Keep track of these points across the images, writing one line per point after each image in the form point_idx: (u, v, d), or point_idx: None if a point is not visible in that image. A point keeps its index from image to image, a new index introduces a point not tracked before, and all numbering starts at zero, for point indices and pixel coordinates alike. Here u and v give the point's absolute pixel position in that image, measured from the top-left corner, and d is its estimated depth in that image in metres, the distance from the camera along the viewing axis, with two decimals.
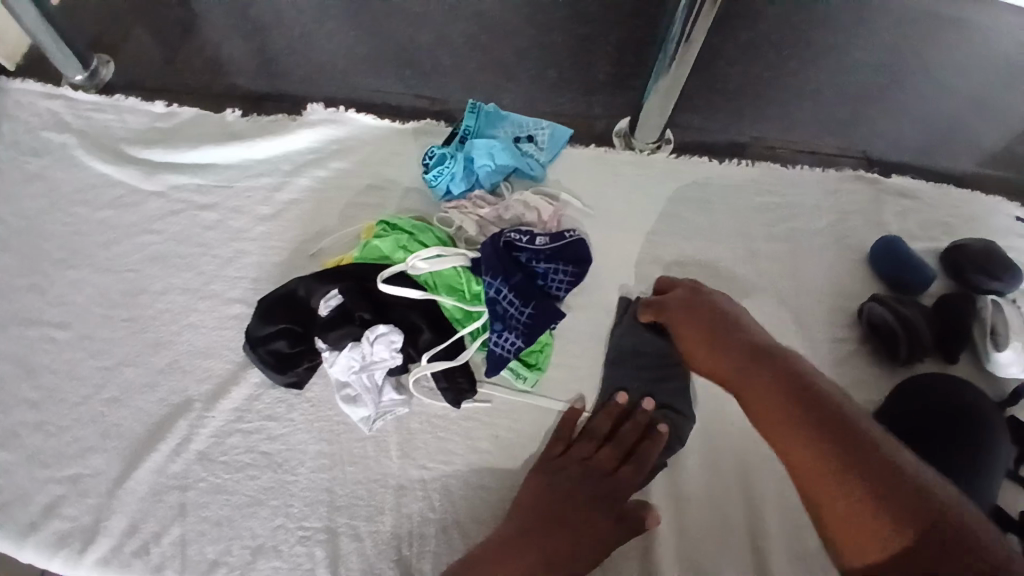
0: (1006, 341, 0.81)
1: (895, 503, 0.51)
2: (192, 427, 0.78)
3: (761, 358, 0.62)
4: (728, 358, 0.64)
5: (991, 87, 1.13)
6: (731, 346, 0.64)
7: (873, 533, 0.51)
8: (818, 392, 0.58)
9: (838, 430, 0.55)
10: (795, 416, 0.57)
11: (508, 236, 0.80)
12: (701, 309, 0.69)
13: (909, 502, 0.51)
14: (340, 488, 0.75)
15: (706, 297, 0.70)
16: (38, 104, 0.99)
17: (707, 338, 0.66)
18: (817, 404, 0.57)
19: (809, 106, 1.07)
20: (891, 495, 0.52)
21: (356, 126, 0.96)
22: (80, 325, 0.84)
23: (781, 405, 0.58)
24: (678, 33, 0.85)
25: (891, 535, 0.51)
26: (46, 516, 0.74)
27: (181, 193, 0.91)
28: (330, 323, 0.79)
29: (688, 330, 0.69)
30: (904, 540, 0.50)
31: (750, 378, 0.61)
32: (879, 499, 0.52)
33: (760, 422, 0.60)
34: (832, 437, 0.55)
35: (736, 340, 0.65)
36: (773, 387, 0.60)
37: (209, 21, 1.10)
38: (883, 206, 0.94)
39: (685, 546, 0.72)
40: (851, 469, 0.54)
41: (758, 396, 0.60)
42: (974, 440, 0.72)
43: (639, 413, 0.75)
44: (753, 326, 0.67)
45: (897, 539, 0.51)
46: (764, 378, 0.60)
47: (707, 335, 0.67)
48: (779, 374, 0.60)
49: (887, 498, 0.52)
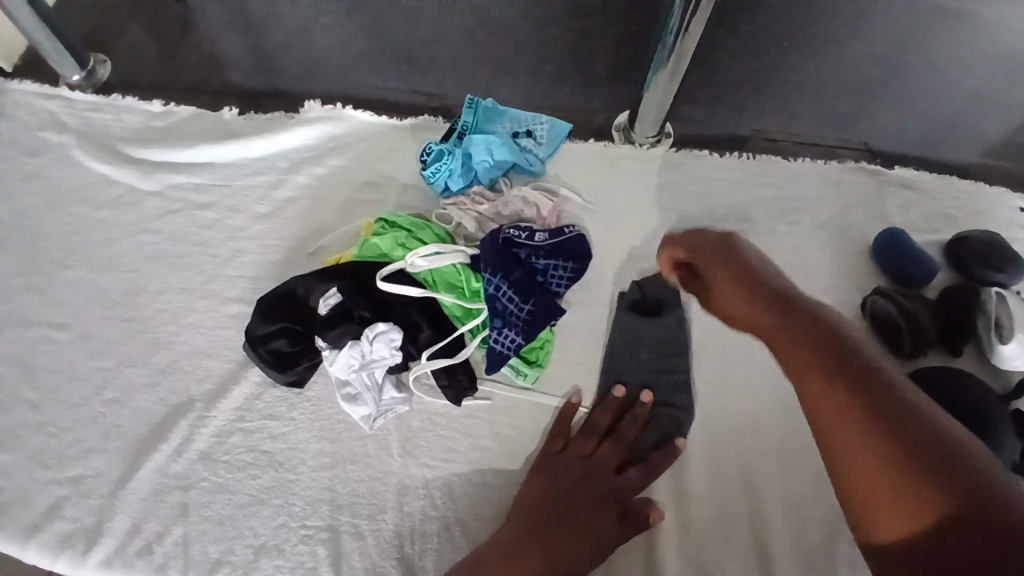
0: (1011, 334, 0.80)
1: (929, 464, 0.48)
2: (193, 427, 0.78)
3: (786, 311, 0.58)
4: (754, 315, 0.60)
5: (994, 77, 1.12)
6: (763, 296, 0.60)
7: (896, 493, 0.48)
8: (850, 347, 0.54)
9: (870, 386, 0.51)
10: (824, 370, 0.53)
11: (508, 232, 0.81)
12: (726, 263, 0.65)
13: (944, 462, 0.47)
14: (342, 486, 0.75)
15: (732, 248, 0.66)
16: (34, 104, 0.98)
17: (739, 286, 0.62)
18: (849, 359, 0.53)
19: (810, 98, 1.06)
20: (924, 455, 0.48)
21: (353, 122, 0.96)
22: (80, 325, 0.84)
23: (807, 364, 0.54)
24: (676, 25, 0.84)
25: (914, 496, 0.48)
26: (50, 517, 0.74)
27: (179, 192, 0.91)
28: (330, 321, 0.78)
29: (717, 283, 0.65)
30: (930, 503, 0.47)
31: (775, 336, 0.58)
32: (910, 459, 0.48)
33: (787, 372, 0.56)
34: (864, 393, 0.51)
35: (762, 292, 0.61)
36: (799, 345, 0.56)
37: (205, 18, 1.09)
38: (886, 198, 0.94)
39: (688, 542, 0.72)
40: (882, 427, 0.50)
41: (786, 346, 0.57)
42: (977, 433, 0.72)
43: (638, 407, 0.75)
44: (782, 278, 0.63)
45: (931, 506, 0.47)
46: (789, 336, 0.56)
47: (735, 288, 0.63)
48: (810, 326, 0.56)
49: (918, 458, 0.48)
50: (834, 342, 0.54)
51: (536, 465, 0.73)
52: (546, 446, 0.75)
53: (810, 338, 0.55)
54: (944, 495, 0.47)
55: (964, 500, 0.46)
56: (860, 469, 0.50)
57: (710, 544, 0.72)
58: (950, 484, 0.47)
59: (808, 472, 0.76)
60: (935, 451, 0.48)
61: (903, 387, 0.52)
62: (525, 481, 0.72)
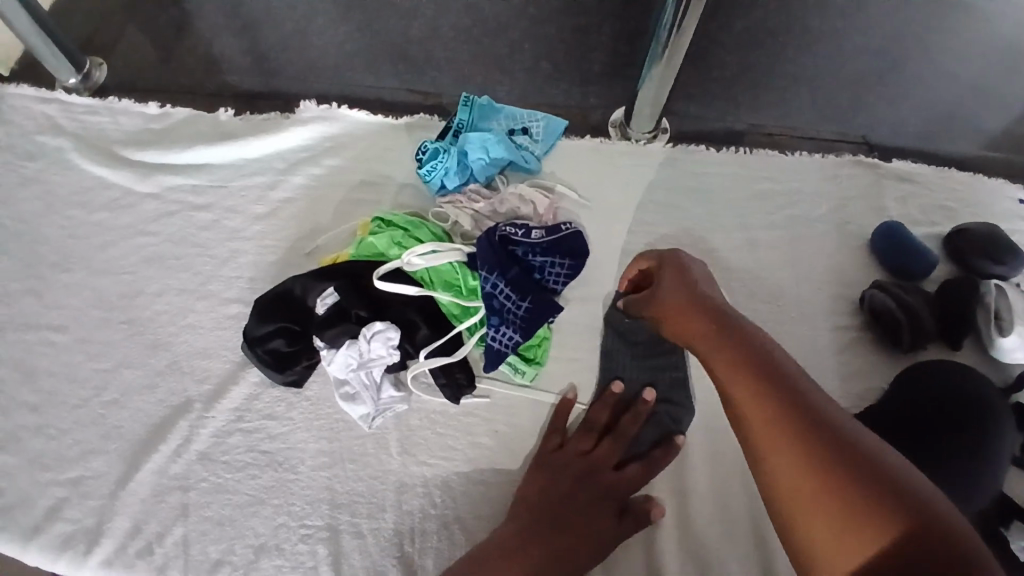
0: (1010, 326, 0.80)
1: (866, 485, 0.47)
2: (193, 427, 0.78)
3: (726, 329, 0.58)
4: (694, 334, 0.60)
5: (994, 67, 1.12)
6: (706, 318, 0.60)
7: (835, 518, 0.47)
8: (785, 369, 0.54)
9: (802, 409, 0.51)
10: (761, 390, 0.53)
11: (504, 230, 0.80)
12: (679, 283, 0.65)
13: (887, 481, 0.47)
14: (341, 485, 0.75)
15: (687, 272, 0.66)
16: (30, 107, 0.98)
17: (689, 305, 0.62)
18: (783, 381, 0.53)
19: (807, 91, 1.05)
20: (865, 475, 0.47)
21: (349, 122, 0.95)
22: (79, 328, 0.84)
23: (745, 386, 0.54)
24: (670, 21, 0.84)
25: (855, 521, 0.46)
26: (50, 518, 0.75)
27: (176, 194, 0.91)
28: (327, 321, 0.78)
29: (673, 300, 0.63)
30: (867, 524, 0.46)
31: (716, 357, 0.57)
32: (847, 481, 0.47)
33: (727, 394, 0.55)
34: (795, 415, 0.51)
35: (709, 308, 0.61)
36: (742, 367, 0.55)
37: (200, 21, 1.09)
38: (884, 190, 0.93)
39: (689, 538, 0.72)
40: (820, 445, 0.49)
41: (726, 368, 0.56)
42: (980, 426, 0.71)
43: (640, 405, 0.74)
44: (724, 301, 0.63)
45: (871, 530, 0.46)
46: (730, 357, 0.56)
47: (687, 305, 0.62)
48: (746, 347, 0.56)
49: (860, 477, 0.47)
50: (772, 362, 0.54)
51: (534, 462, 0.73)
52: (543, 445, 0.75)
53: (746, 357, 0.55)
54: (888, 515, 0.45)
55: (902, 520, 0.45)
56: (805, 492, 0.49)
57: (708, 539, 0.72)
58: (886, 504, 0.46)
59: None
60: (870, 471, 0.48)
61: (835, 410, 0.52)
62: (523, 479, 0.72)
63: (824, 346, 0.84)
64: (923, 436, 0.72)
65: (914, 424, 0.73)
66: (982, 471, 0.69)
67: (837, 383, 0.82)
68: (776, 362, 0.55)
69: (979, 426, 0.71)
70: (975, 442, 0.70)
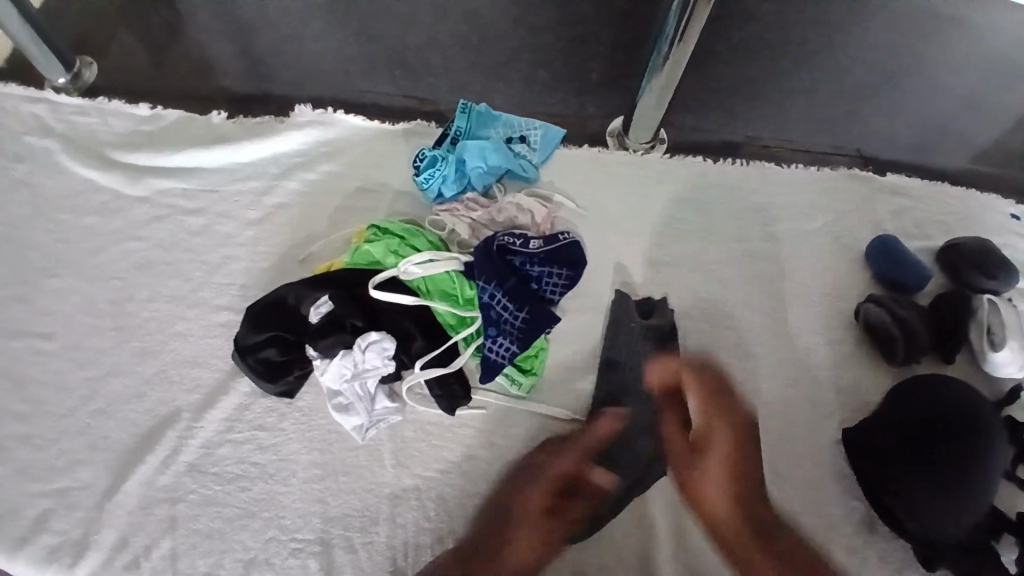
0: (1002, 341, 0.81)
1: None
2: (181, 438, 0.76)
3: (717, 465, 0.73)
4: (689, 463, 0.73)
5: (986, 83, 1.13)
6: (705, 455, 0.73)
7: None
8: (755, 504, 0.72)
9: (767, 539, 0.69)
10: (741, 519, 0.70)
11: (502, 239, 0.79)
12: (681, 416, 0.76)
13: None
14: (333, 499, 0.74)
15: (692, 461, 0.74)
16: (19, 107, 0.96)
17: (687, 440, 0.75)
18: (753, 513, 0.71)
19: (803, 105, 1.06)
20: None
21: (344, 127, 0.94)
22: (67, 334, 0.82)
23: (727, 514, 0.71)
24: (671, 33, 0.83)
25: None
26: (36, 530, 0.72)
27: (167, 198, 0.90)
28: (320, 331, 0.76)
29: (674, 425, 0.75)
30: None
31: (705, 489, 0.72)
32: None
33: (707, 517, 0.71)
34: (766, 543, 0.69)
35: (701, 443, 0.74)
36: (726, 499, 0.71)
37: (194, 22, 1.08)
38: (878, 205, 0.94)
39: (684, 548, 0.72)
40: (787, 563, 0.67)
41: (710, 497, 0.71)
42: (975, 440, 0.70)
43: (606, 419, 0.76)
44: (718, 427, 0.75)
45: None
46: (716, 492, 0.71)
47: (688, 439, 0.75)
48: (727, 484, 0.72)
49: None
50: (744, 496, 0.72)
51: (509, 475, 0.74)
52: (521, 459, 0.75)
53: (728, 491, 0.72)
54: None
55: None
56: None
57: (704, 546, 0.72)
58: None
59: (795, 480, 0.78)
60: None
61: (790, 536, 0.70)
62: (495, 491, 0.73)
63: (820, 359, 0.84)
64: (917, 452, 0.71)
65: (908, 440, 0.72)
66: (974, 483, 0.69)
67: (831, 396, 0.82)
68: (749, 496, 0.72)
69: (973, 440, 0.70)
70: (965, 458, 0.70)
